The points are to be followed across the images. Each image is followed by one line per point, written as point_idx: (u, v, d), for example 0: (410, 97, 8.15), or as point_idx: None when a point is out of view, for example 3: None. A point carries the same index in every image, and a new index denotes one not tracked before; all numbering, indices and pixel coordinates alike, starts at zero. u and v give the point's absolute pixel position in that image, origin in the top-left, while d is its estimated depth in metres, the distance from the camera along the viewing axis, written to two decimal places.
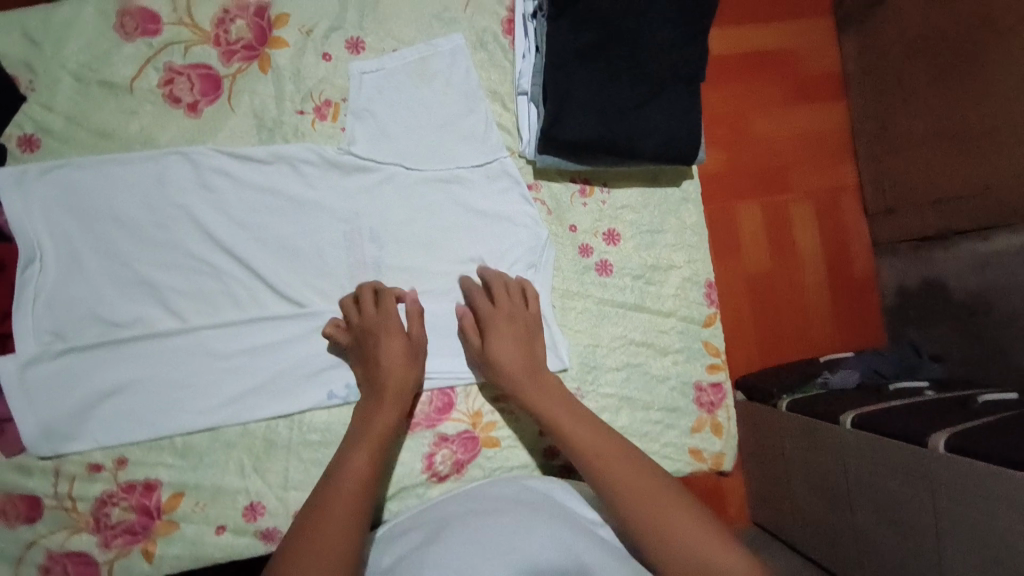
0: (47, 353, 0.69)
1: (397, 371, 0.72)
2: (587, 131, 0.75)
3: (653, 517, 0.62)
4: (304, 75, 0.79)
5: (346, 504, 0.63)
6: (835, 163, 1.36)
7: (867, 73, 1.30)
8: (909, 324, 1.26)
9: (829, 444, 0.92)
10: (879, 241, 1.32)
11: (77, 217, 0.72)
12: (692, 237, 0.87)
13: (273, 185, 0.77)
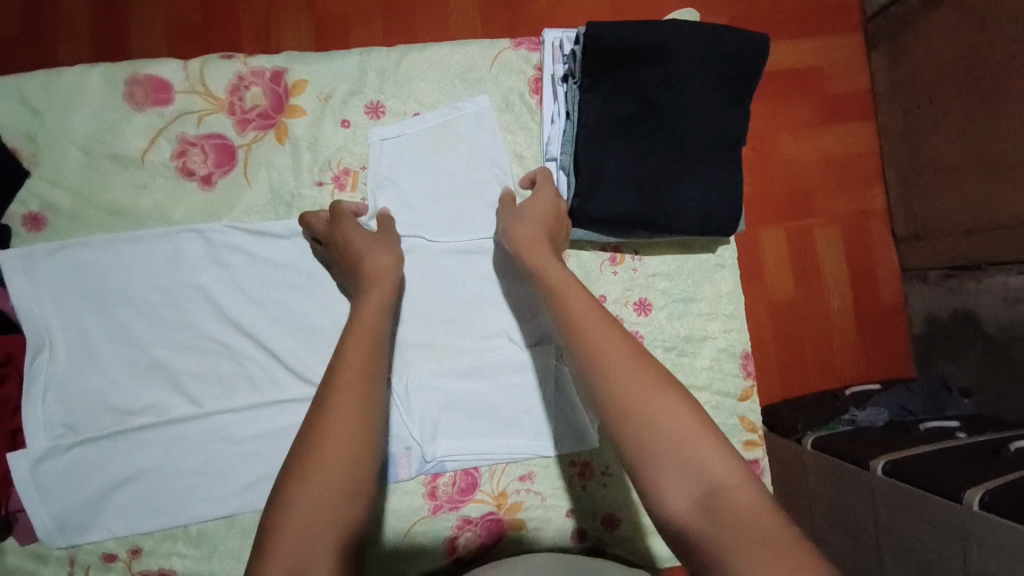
0: (59, 446, 0.67)
1: (380, 285, 0.65)
2: (622, 209, 0.71)
3: (646, 432, 0.50)
4: (322, 144, 0.75)
5: (347, 407, 0.53)
6: (863, 187, 1.29)
7: (900, 88, 1.21)
8: (939, 355, 1.20)
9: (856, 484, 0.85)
10: (907, 267, 1.26)
11: (88, 299, 0.69)
12: (728, 305, 0.83)
13: (289, 260, 0.74)
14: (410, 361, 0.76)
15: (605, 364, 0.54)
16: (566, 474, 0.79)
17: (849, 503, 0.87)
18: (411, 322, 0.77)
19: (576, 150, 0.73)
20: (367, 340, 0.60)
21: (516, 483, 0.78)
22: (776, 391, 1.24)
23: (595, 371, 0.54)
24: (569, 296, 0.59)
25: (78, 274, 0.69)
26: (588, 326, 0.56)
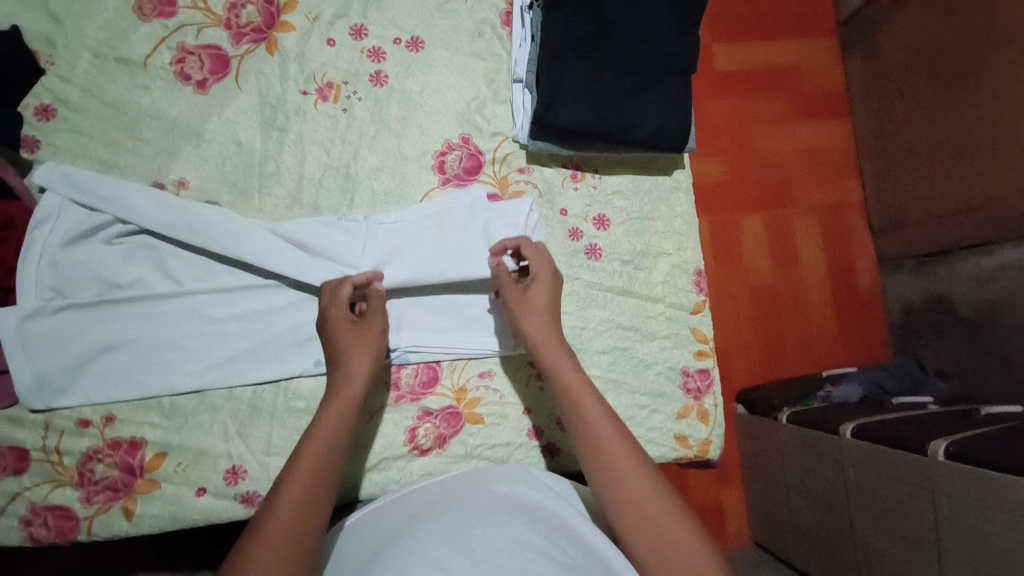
0: (46, 308, 0.72)
1: (358, 350, 0.69)
2: (581, 120, 0.77)
3: (640, 510, 0.57)
4: (308, 58, 0.83)
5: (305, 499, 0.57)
6: (840, 180, 1.47)
7: (872, 84, 1.39)
8: (915, 340, 1.34)
9: (829, 452, 1.05)
10: (883, 256, 1.43)
11: (82, 197, 0.73)
12: (683, 225, 0.87)
13: (267, 157, 0.81)
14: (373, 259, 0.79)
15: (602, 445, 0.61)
16: (524, 373, 0.83)
17: (822, 469, 1.08)
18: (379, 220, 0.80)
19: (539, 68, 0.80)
20: (340, 416, 0.65)
21: (476, 379, 0.82)
22: (757, 361, 1.39)
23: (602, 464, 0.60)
24: (578, 392, 0.66)
25: (75, 178, 0.74)
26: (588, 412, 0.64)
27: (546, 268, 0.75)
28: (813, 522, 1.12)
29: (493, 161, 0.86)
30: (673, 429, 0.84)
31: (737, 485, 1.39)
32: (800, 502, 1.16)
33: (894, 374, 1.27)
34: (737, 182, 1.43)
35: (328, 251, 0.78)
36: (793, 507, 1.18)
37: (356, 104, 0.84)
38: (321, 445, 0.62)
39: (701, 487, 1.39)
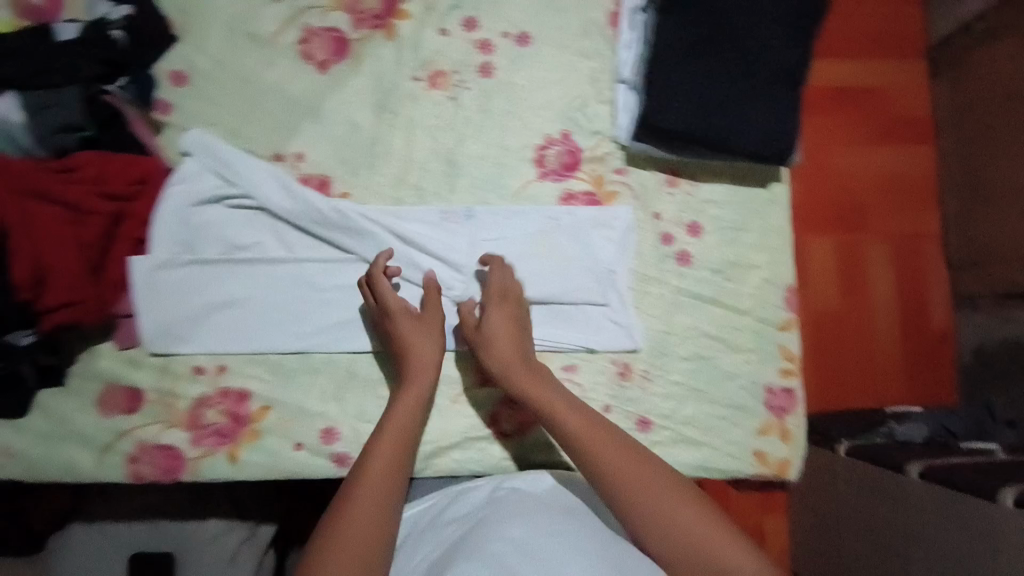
0: (175, 260, 0.77)
1: (421, 364, 0.76)
2: (686, 125, 0.78)
3: (663, 520, 0.63)
4: (422, 46, 0.85)
5: (367, 502, 0.66)
6: (920, 209, 1.38)
7: (960, 114, 1.31)
8: (987, 385, 1.25)
9: (889, 493, 0.95)
10: (958, 292, 1.34)
11: (222, 172, 0.80)
12: (778, 240, 0.86)
13: (378, 138, 0.84)
14: (485, 256, 0.84)
15: (608, 469, 0.67)
16: (607, 372, 0.85)
17: (877, 510, 0.98)
18: (483, 217, 0.84)
19: (648, 67, 0.80)
20: (402, 428, 0.72)
21: (560, 371, 0.85)
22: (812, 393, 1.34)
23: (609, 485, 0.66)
24: (555, 414, 0.72)
25: (216, 150, 0.80)
26: (599, 442, 0.69)
27: (514, 288, 0.80)
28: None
29: (591, 161, 0.87)
30: (752, 444, 0.84)
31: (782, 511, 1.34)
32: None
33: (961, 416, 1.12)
34: (805, 204, 1.37)
35: (439, 237, 0.84)
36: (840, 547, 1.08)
37: (464, 93, 0.86)
38: (382, 457, 0.69)
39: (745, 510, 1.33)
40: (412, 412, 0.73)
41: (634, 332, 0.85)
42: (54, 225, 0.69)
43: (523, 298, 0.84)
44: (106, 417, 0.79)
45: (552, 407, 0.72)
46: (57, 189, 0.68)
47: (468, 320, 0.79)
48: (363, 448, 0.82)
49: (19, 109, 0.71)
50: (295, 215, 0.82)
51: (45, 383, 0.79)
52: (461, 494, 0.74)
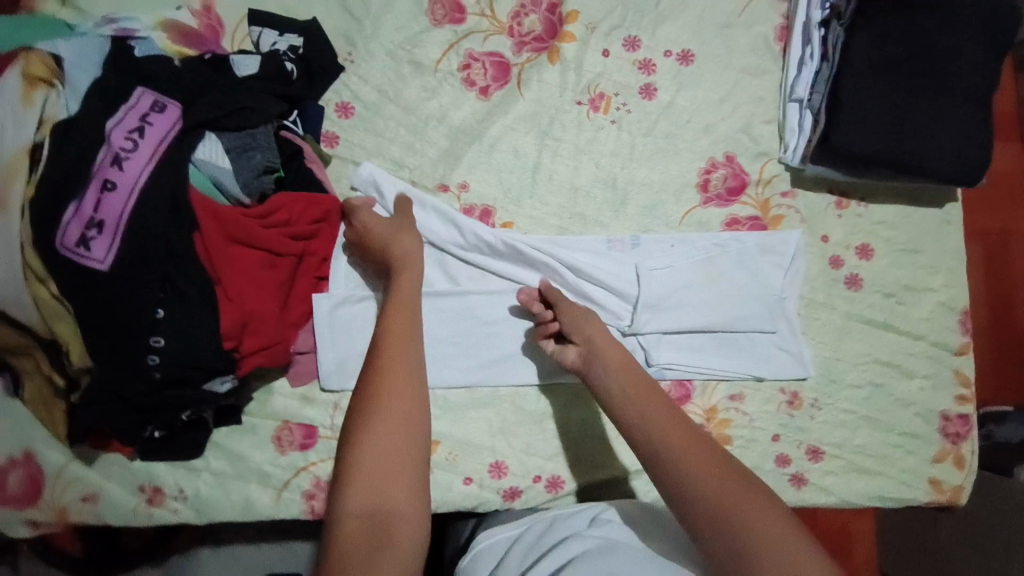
0: (351, 297, 0.76)
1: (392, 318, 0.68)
2: (878, 147, 0.75)
3: (736, 521, 0.52)
4: (585, 68, 0.83)
5: (384, 436, 0.59)
6: (1009, 206, 1.25)
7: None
8: None
9: (999, 496, 0.98)
10: None
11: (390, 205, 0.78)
12: (952, 262, 0.85)
13: (538, 164, 0.82)
14: (652, 285, 0.80)
15: (678, 459, 0.57)
16: (775, 400, 0.82)
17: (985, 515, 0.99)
18: (649, 245, 0.82)
19: (834, 87, 0.77)
20: (403, 392, 0.62)
21: (726, 400, 0.82)
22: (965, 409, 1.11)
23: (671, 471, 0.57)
24: (644, 397, 0.64)
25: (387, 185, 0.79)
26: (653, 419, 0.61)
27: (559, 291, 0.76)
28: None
29: (758, 183, 0.84)
30: (928, 472, 0.82)
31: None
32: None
33: None
34: None
35: (605, 266, 0.81)
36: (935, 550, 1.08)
37: (625, 116, 0.84)
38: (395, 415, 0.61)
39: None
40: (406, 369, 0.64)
41: (807, 361, 0.82)
42: (256, 270, 0.66)
43: (692, 329, 0.81)
44: (283, 453, 0.79)
45: (624, 385, 0.66)
46: (260, 234, 0.66)
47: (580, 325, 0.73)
48: (531, 481, 0.80)
49: (223, 153, 0.66)
50: (467, 252, 0.80)
51: (225, 421, 0.78)
52: (558, 522, 0.69)
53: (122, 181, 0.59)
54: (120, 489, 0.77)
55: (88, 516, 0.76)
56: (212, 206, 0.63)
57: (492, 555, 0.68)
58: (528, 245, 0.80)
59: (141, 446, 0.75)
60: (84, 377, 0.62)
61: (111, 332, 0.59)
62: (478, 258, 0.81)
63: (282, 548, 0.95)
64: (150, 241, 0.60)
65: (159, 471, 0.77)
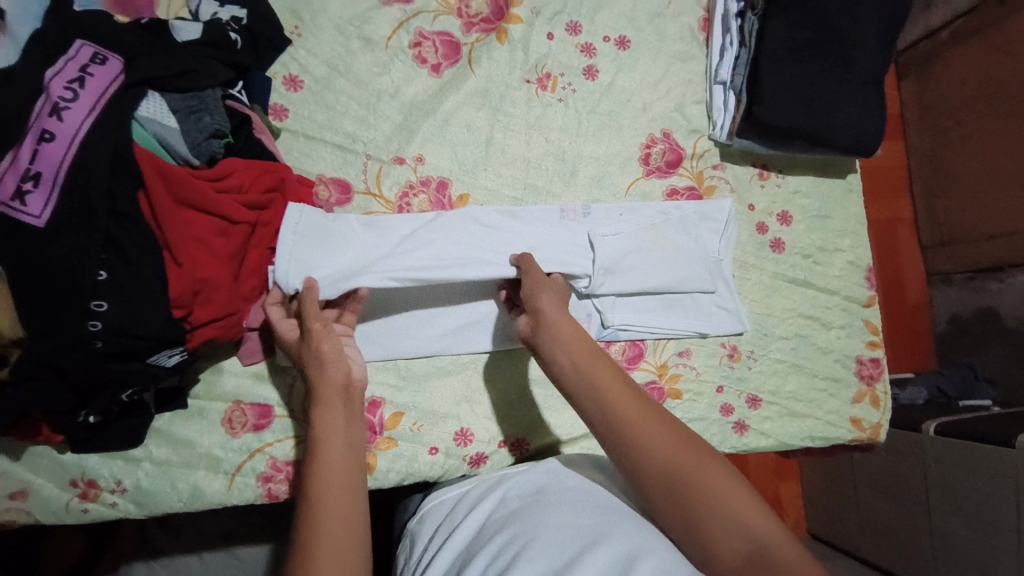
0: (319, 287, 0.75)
1: (333, 438, 0.61)
2: (793, 121, 0.85)
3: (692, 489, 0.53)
4: (532, 48, 0.89)
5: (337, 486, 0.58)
6: (894, 198, 1.52)
7: (926, 112, 1.44)
8: (959, 351, 1.39)
9: (913, 451, 1.15)
10: (932, 271, 1.47)
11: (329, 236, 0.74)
12: (856, 224, 0.97)
13: (491, 138, 0.86)
14: (604, 251, 0.85)
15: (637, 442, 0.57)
16: (717, 354, 0.89)
17: (906, 469, 1.17)
18: (599, 214, 0.87)
19: (753, 70, 0.88)
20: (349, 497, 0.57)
21: (675, 357, 0.88)
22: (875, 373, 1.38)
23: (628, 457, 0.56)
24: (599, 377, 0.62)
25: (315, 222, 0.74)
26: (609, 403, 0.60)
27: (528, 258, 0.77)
28: (885, 514, 1.22)
29: (692, 156, 0.92)
30: (849, 412, 0.91)
31: (795, 479, 1.47)
32: (878, 499, 1.23)
33: (952, 377, 1.29)
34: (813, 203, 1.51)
35: (559, 232, 0.85)
36: (860, 502, 1.28)
37: (571, 95, 0.90)
38: (342, 537, 0.53)
39: (763, 482, 1.45)
40: (348, 487, 0.58)
41: (742, 315, 0.90)
42: (207, 236, 0.64)
43: (641, 293, 0.87)
44: (236, 435, 0.73)
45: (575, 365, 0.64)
46: (211, 196, 0.64)
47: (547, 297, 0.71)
48: (496, 446, 0.80)
49: (169, 113, 0.64)
50: (434, 230, 0.80)
51: (168, 407, 0.72)
52: (502, 475, 0.68)
53: (61, 131, 0.56)
54: (51, 483, 0.70)
55: (18, 514, 0.68)
56: (157, 163, 0.61)
57: (436, 514, 0.66)
58: (490, 220, 0.83)
59: (73, 436, 0.67)
60: (12, 352, 0.57)
61: (47, 294, 0.55)
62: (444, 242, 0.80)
63: (228, 555, 0.89)
64: (95, 193, 0.56)
65: (93, 463, 0.70)
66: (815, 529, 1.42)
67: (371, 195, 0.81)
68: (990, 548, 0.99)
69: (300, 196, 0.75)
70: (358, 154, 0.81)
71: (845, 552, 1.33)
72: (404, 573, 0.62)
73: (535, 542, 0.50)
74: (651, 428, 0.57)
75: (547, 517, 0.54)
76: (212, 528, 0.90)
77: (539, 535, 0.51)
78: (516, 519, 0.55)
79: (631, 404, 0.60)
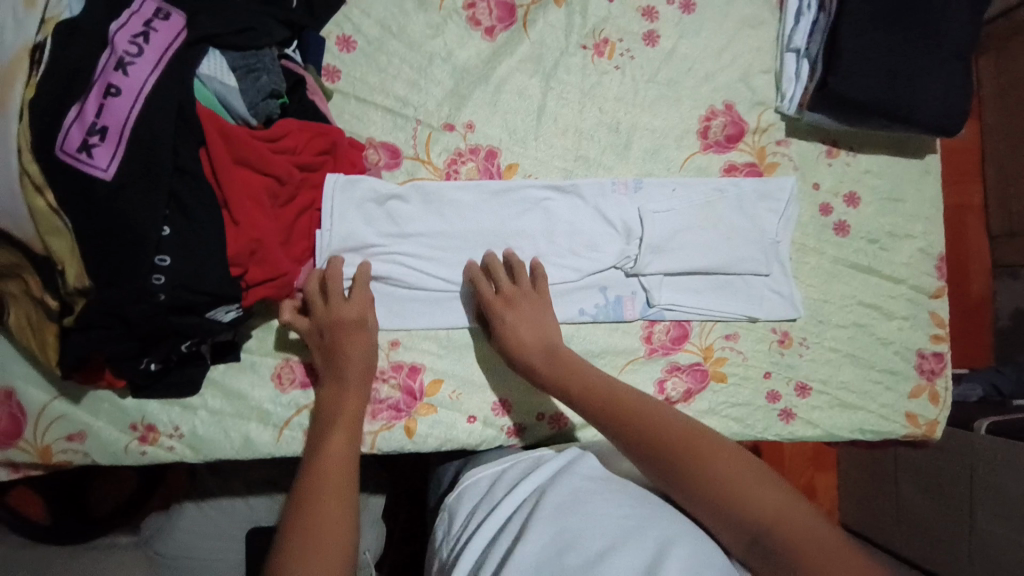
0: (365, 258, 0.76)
1: (337, 489, 0.62)
2: (871, 94, 0.79)
3: (724, 488, 0.54)
4: (590, 11, 0.85)
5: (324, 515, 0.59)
6: (965, 182, 1.41)
7: (1005, 91, 1.32)
8: (1023, 349, 1.31)
9: (962, 450, 1.09)
10: (999, 263, 1.37)
11: (370, 210, 0.76)
12: (929, 210, 0.90)
13: (543, 106, 0.84)
14: (654, 228, 0.82)
15: (661, 444, 0.58)
16: (766, 340, 0.86)
17: (952, 466, 1.11)
18: (650, 189, 0.84)
19: (831, 36, 0.81)
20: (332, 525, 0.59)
21: (722, 340, 0.85)
22: None
23: (659, 461, 0.58)
24: (610, 390, 0.66)
25: (357, 194, 0.75)
26: (612, 395, 0.65)
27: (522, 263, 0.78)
28: (925, 515, 1.17)
29: (755, 131, 0.87)
30: (904, 407, 0.87)
31: (832, 470, 1.43)
32: (920, 497, 1.19)
33: (1011, 376, 1.22)
34: None
35: (606, 204, 0.83)
36: (901, 499, 1.24)
37: (629, 62, 0.86)
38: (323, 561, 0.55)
39: (797, 473, 1.41)
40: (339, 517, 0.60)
41: (797, 302, 0.86)
42: (263, 198, 0.65)
43: (690, 273, 0.84)
44: (284, 391, 0.76)
45: (578, 374, 0.69)
46: (268, 158, 0.65)
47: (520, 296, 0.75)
48: (534, 419, 0.80)
49: (229, 71, 0.65)
50: (480, 212, 0.80)
51: (221, 359, 0.74)
52: (538, 458, 0.69)
53: (126, 86, 0.57)
54: (110, 427, 0.74)
55: (75, 455, 0.73)
56: (219, 122, 0.62)
57: (475, 490, 0.67)
58: (537, 196, 0.82)
59: (134, 382, 0.70)
60: (77, 301, 0.60)
61: (113, 248, 0.57)
62: (488, 210, 0.80)
63: (270, 501, 0.93)
64: (160, 148, 0.58)
65: (153, 409, 0.74)
66: (849, 522, 1.39)
67: (420, 161, 0.80)
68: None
69: (351, 159, 0.76)
70: (409, 119, 0.80)
71: (881, 548, 1.29)
72: (441, 547, 0.63)
73: (565, 537, 0.50)
74: (649, 415, 0.61)
75: (586, 512, 0.53)
76: (258, 476, 0.94)
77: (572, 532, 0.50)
78: (554, 499, 0.56)
79: (631, 398, 0.64)
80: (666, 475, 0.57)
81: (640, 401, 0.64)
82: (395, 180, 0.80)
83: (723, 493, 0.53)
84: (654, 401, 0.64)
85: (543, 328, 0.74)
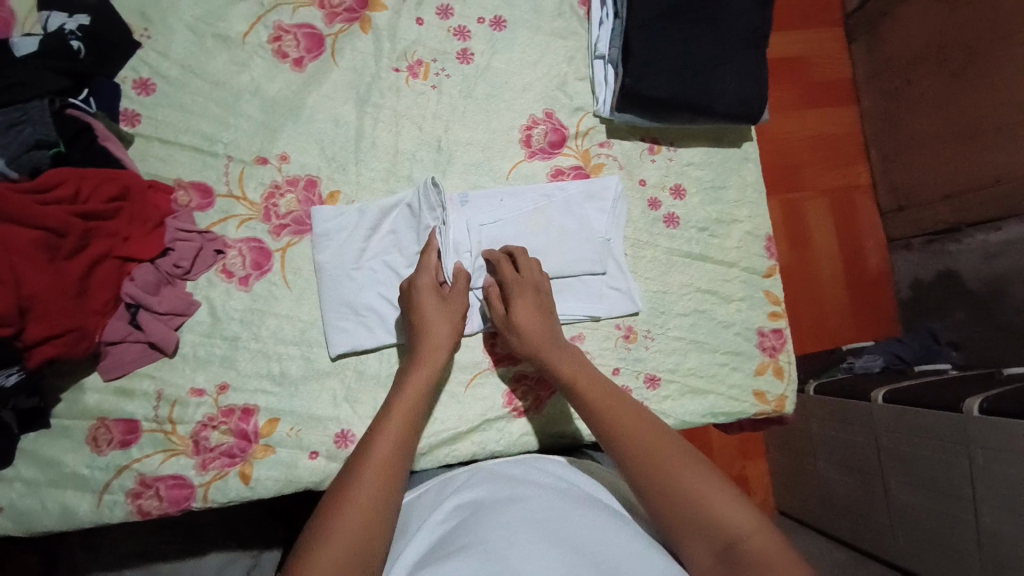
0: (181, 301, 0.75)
1: (375, 482, 0.59)
2: (666, 89, 0.82)
3: (706, 501, 0.56)
4: (399, 36, 0.86)
5: (371, 483, 0.58)
6: (847, 163, 1.47)
7: (877, 74, 1.41)
8: (922, 316, 1.36)
9: (862, 418, 1.09)
10: (892, 236, 1.44)
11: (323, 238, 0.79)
12: (753, 194, 0.94)
13: (362, 130, 0.84)
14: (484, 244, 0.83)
15: (659, 450, 0.61)
16: (612, 337, 0.87)
17: (857, 437, 1.12)
18: (476, 202, 0.84)
19: (625, 41, 0.84)
20: (373, 502, 0.57)
21: None
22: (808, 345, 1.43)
23: (655, 463, 0.60)
24: (620, 395, 0.68)
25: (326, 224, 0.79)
26: (619, 403, 0.67)
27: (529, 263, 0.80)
28: (843, 490, 1.17)
29: (576, 135, 0.90)
30: (753, 385, 0.89)
31: (762, 458, 1.45)
32: (836, 473, 1.19)
33: (911, 344, 1.27)
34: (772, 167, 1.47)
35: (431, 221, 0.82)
36: (821, 478, 1.23)
37: (445, 80, 0.87)
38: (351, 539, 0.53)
39: (727, 463, 1.43)
40: (385, 498, 0.58)
41: (635, 295, 0.87)
42: (35, 253, 0.65)
43: None
44: (101, 453, 0.72)
45: (580, 373, 0.71)
46: (35, 211, 0.66)
47: (528, 292, 0.77)
48: None
49: None
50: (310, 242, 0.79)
51: (30, 428, 0.71)
52: (457, 477, 0.67)
53: None
54: None
55: None
56: None
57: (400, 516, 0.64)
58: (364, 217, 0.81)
59: None
60: None
61: None
62: (319, 239, 0.79)
63: None
64: None
65: None
66: (781, 507, 1.40)
67: (234, 198, 0.79)
68: (936, 515, 0.95)
69: (155, 204, 0.75)
70: (218, 156, 0.79)
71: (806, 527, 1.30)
72: None
73: (503, 533, 0.50)
74: (647, 426, 0.64)
75: (524, 511, 0.53)
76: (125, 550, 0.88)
77: (527, 524, 0.51)
78: (504, 503, 0.56)
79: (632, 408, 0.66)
80: (659, 477, 0.59)
81: (641, 412, 0.66)
82: (207, 220, 0.78)
83: (703, 504, 0.56)
84: (653, 416, 0.66)
85: (556, 332, 0.76)
